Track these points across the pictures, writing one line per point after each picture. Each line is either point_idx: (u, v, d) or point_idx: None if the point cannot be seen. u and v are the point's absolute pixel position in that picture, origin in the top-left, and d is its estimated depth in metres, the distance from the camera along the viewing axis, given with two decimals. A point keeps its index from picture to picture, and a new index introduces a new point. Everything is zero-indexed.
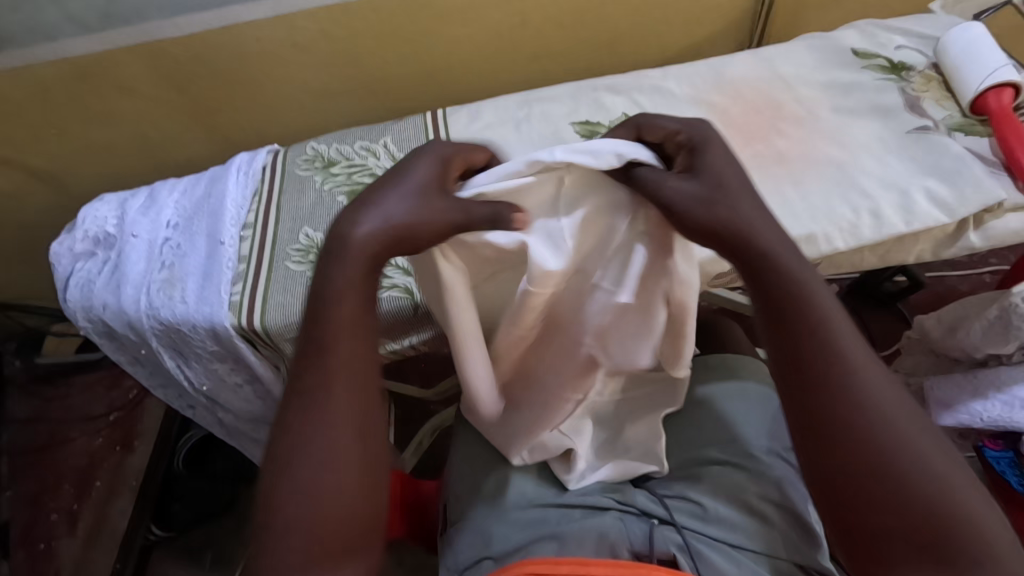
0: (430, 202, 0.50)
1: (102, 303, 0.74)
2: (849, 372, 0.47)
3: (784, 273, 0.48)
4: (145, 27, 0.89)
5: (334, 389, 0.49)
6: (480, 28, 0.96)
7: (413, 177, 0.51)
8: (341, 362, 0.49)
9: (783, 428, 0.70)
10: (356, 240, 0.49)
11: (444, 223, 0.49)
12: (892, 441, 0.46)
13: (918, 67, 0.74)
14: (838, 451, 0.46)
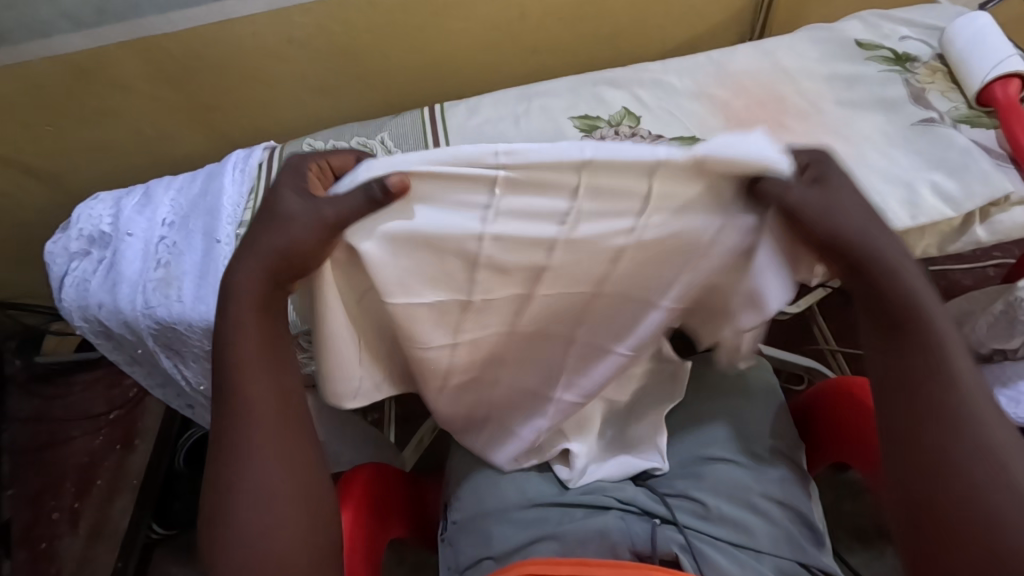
0: (300, 213, 0.49)
1: (98, 302, 0.74)
2: (957, 400, 0.47)
3: (894, 280, 0.49)
4: (139, 23, 0.88)
5: (253, 434, 0.51)
6: (479, 22, 0.95)
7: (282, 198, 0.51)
8: (256, 406, 0.51)
9: (783, 427, 0.71)
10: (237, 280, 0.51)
11: (311, 234, 0.48)
12: (987, 474, 0.46)
13: (923, 58, 0.73)
14: (923, 458, 0.48)
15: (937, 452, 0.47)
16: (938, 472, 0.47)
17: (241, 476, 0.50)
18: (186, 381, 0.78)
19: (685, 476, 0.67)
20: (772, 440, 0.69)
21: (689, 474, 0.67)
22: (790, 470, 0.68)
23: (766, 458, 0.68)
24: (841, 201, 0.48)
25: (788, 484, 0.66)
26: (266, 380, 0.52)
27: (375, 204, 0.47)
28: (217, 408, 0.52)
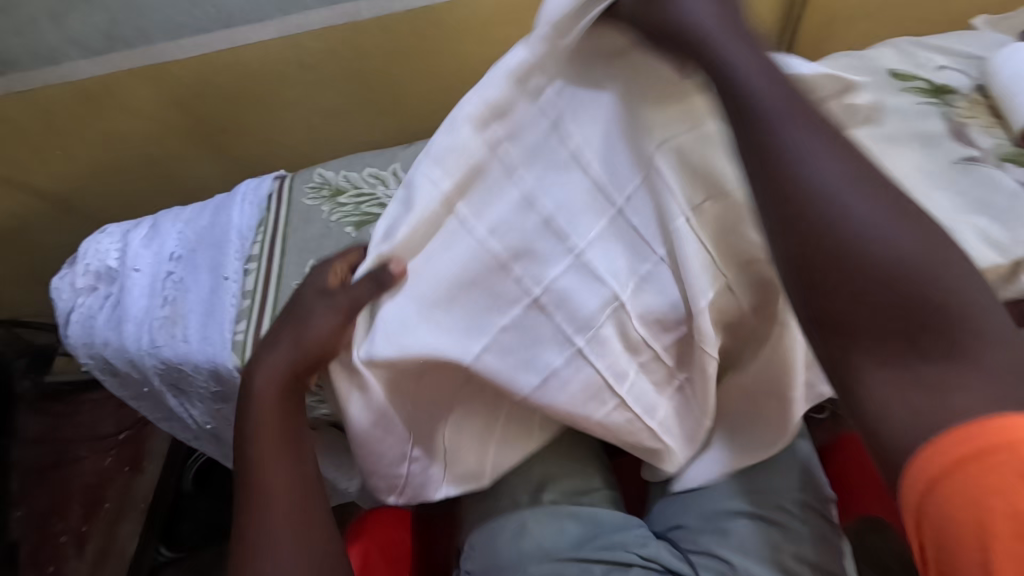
0: (312, 313, 0.57)
1: (103, 340, 0.72)
2: (805, 147, 0.41)
3: (745, 95, 0.45)
4: (149, 49, 0.87)
5: (276, 546, 0.52)
6: (495, 46, 0.92)
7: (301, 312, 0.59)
8: (281, 514, 0.53)
9: (815, 478, 0.67)
10: (258, 381, 0.57)
11: (325, 325, 0.56)
12: (865, 211, 0.39)
13: (962, 90, 0.70)
14: (789, 211, 0.41)
15: (827, 204, 0.40)
16: (822, 241, 0.39)
17: None
18: (192, 419, 0.76)
19: (710, 531, 0.63)
20: (802, 493, 0.65)
21: (715, 529, 0.63)
22: (822, 525, 0.64)
23: (796, 512, 0.64)
24: (735, 56, 0.47)
25: (821, 545, 0.62)
26: (289, 466, 0.55)
27: (382, 287, 0.55)
28: (242, 524, 0.53)
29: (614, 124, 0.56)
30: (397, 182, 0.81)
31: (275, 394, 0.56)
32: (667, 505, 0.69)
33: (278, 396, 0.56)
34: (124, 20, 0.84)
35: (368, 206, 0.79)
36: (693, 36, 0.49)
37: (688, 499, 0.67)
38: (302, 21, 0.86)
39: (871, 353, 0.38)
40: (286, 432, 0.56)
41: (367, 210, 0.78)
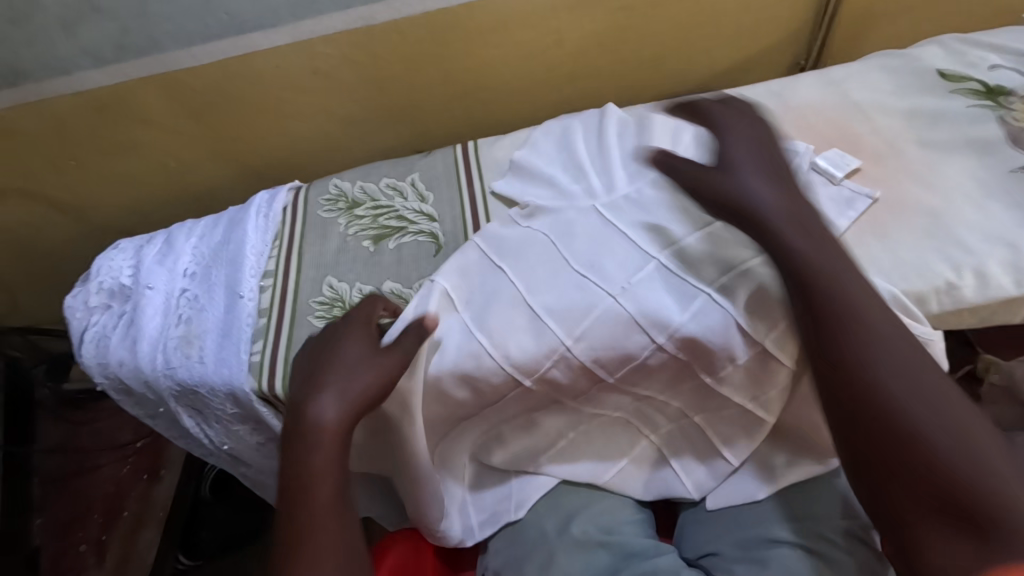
0: (366, 362, 0.59)
1: (118, 360, 0.70)
2: (872, 353, 0.49)
3: (838, 272, 0.53)
4: (162, 58, 0.85)
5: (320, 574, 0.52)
6: (514, 49, 0.89)
7: (349, 354, 0.60)
8: (326, 539, 0.53)
9: (858, 505, 0.64)
10: (317, 420, 0.57)
11: (382, 379, 0.58)
12: (927, 419, 0.47)
13: (1019, 92, 0.65)
14: (870, 440, 0.48)
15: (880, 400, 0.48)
16: (875, 425, 0.48)
17: None
18: (209, 439, 0.75)
19: (746, 561, 0.60)
20: (845, 521, 0.62)
21: (751, 559, 0.60)
22: (867, 556, 0.60)
23: (839, 542, 0.60)
24: (793, 238, 0.55)
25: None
26: (337, 502, 0.55)
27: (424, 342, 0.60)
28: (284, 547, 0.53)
29: (635, 199, 0.65)
30: (414, 193, 0.77)
31: (332, 435, 0.56)
32: (699, 530, 0.66)
33: (336, 436, 0.56)
34: (134, 29, 0.82)
35: (385, 218, 0.76)
36: (738, 207, 0.59)
37: (720, 524, 0.65)
38: (316, 26, 0.83)
39: (939, 533, 0.46)
40: (339, 472, 0.56)
41: (384, 223, 0.75)
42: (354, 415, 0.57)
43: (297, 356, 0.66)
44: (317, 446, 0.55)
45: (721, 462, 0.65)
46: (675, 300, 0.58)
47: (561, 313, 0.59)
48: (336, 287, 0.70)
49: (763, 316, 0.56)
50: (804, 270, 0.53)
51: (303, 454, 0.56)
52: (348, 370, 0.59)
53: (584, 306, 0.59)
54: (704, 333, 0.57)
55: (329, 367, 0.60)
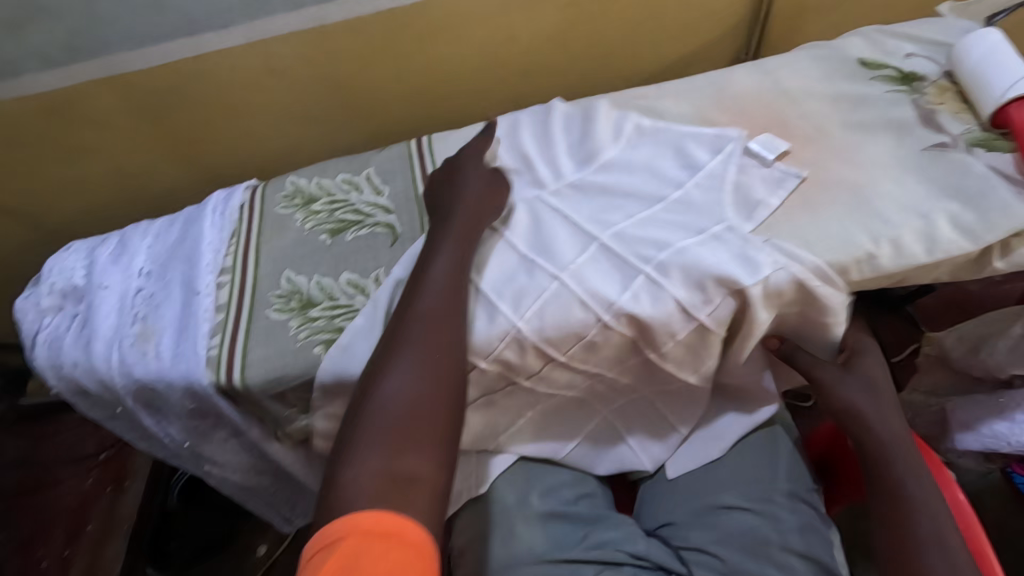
0: (489, 187, 0.68)
1: (72, 361, 0.70)
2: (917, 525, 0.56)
3: (913, 468, 0.59)
4: (112, 59, 0.84)
5: (438, 299, 0.59)
6: (466, 46, 0.91)
7: (470, 180, 0.69)
8: (448, 277, 0.61)
9: (801, 468, 0.68)
10: (456, 211, 0.66)
11: (496, 197, 0.68)
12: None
13: (931, 77, 0.71)
14: None
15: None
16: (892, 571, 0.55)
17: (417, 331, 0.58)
18: (169, 438, 0.74)
19: (699, 528, 0.63)
20: (789, 484, 0.66)
21: (704, 525, 0.63)
22: (811, 515, 0.64)
23: (784, 503, 0.64)
24: (837, 383, 0.63)
25: (808, 532, 0.62)
26: (454, 274, 0.61)
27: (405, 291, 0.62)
28: (412, 280, 0.62)
29: (579, 187, 0.69)
30: (369, 188, 0.79)
31: (465, 224, 0.65)
32: (655, 501, 0.69)
33: (466, 226, 0.64)
34: (85, 30, 0.81)
35: (342, 212, 0.77)
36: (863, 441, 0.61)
37: (675, 494, 0.68)
38: (268, 26, 0.84)
39: None
40: (462, 255, 0.63)
41: (341, 217, 0.76)
42: (481, 212, 0.66)
43: (255, 348, 0.66)
44: (449, 227, 0.64)
45: (675, 434, 0.69)
46: (615, 281, 0.60)
47: (514, 295, 0.61)
48: (294, 280, 0.72)
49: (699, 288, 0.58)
50: (863, 425, 0.61)
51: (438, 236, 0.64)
52: (475, 182, 0.69)
53: (535, 288, 0.61)
54: (645, 308, 0.58)
55: (458, 184, 0.69)
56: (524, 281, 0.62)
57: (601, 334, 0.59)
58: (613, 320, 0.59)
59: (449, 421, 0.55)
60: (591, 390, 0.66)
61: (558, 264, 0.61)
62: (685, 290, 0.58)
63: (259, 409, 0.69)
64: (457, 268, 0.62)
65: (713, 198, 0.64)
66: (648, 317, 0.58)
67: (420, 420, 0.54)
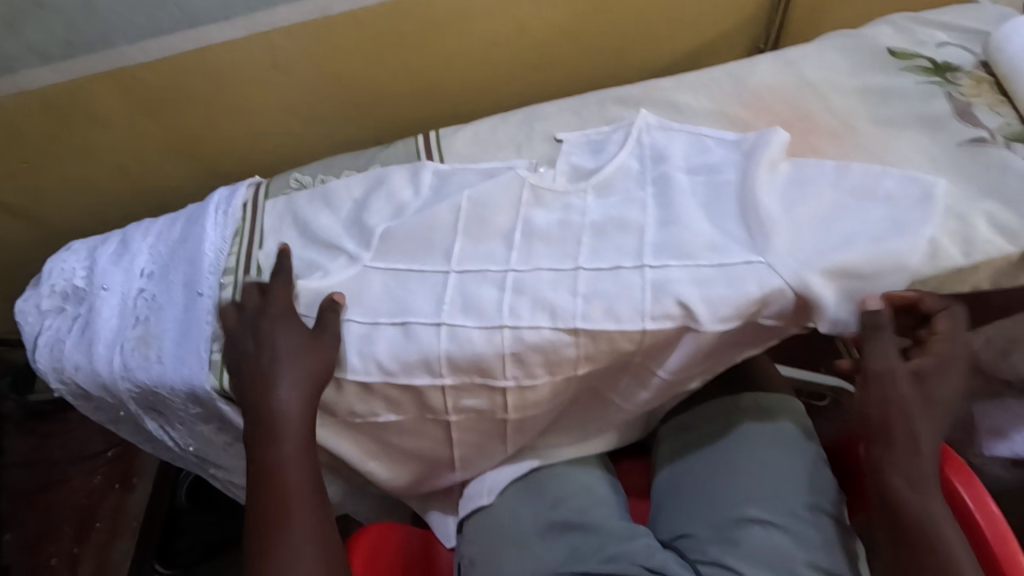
0: (309, 348, 0.61)
1: (74, 365, 0.68)
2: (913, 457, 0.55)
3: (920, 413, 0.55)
4: (111, 53, 0.82)
5: (300, 542, 0.57)
6: (475, 38, 0.88)
7: (282, 341, 0.62)
8: (303, 509, 0.59)
9: (824, 478, 0.65)
10: (278, 404, 0.59)
11: (322, 362, 0.61)
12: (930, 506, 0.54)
13: (966, 68, 0.67)
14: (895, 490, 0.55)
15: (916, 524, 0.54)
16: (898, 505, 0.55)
17: None
18: (173, 442, 0.73)
19: (719, 542, 0.61)
20: (811, 495, 0.63)
21: (723, 538, 0.61)
22: (832, 530, 0.62)
23: (806, 517, 0.61)
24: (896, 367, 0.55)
25: (831, 548, 0.60)
26: (311, 499, 0.59)
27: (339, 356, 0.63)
28: (262, 517, 0.58)
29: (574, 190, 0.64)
30: (358, 184, 0.75)
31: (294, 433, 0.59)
32: (672, 511, 0.67)
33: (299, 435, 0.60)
34: (82, 24, 0.79)
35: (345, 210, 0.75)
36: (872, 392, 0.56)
37: (695, 505, 0.65)
38: (271, 18, 0.82)
39: None
40: (307, 467, 0.60)
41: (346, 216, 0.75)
42: (305, 409, 0.60)
43: None
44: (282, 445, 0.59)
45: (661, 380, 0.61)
46: (564, 300, 0.59)
47: (394, 352, 0.61)
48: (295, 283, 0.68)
49: (617, 280, 0.58)
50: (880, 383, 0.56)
51: (274, 452, 0.59)
52: (289, 362, 0.60)
53: (425, 343, 0.60)
54: (554, 300, 0.59)
55: (273, 356, 0.61)
56: (403, 338, 0.61)
57: (523, 344, 0.59)
58: (532, 326, 0.58)
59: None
60: (599, 375, 0.63)
61: (430, 312, 0.61)
62: (587, 296, 0.58)
63: None
64: (303, 477, 0.59)
65: (712, 202, 0.61)
66: (562, 314, 0.58)
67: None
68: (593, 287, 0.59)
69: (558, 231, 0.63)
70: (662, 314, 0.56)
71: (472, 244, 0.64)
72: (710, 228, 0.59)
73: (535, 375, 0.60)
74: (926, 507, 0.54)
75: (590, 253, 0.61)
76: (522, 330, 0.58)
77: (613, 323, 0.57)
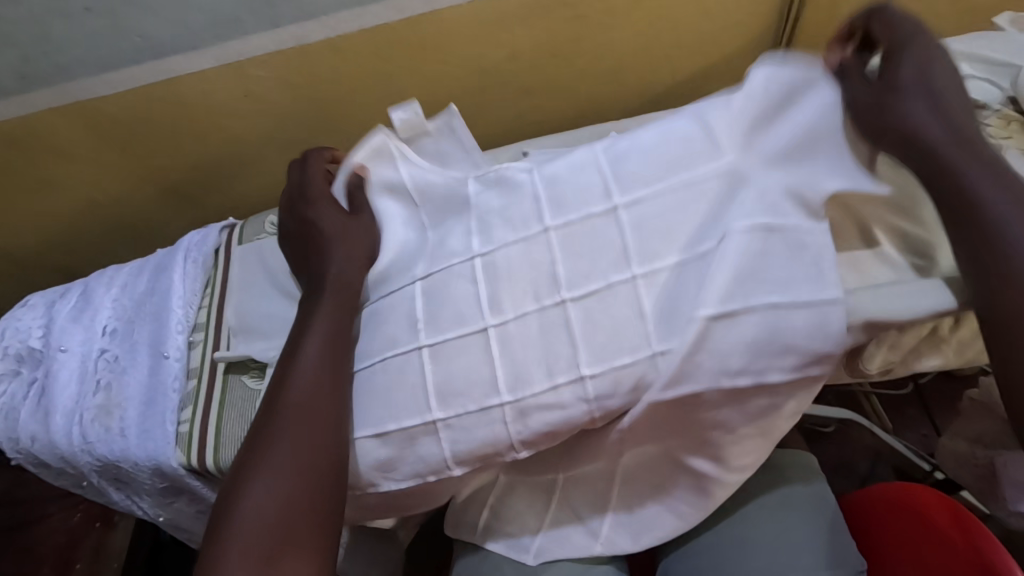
0: (354, 229, 0.59)
1: (30, 435, 0.63)
2: (951, 154, 0.47)
3: (936, 118, 0.48)
4: (73, 86, 0.76)
5: (302, 391, 0.52)
6: (465, 66, 0.83)
7: (329, 220, 0.59)
8: (314, 356, 0.53)
9: (847, 550, 0.60)
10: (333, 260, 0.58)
11: (363, 241, 0.59)
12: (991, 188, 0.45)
13: (994, 104, 0.62)
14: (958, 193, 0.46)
15: (973, 193, 0.45)
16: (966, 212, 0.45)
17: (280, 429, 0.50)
18: (143, 511, 0.68)
19: None
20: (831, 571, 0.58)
21: None
22: None
23: None
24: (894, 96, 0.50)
25: None
26: (330, 352, 0.54)
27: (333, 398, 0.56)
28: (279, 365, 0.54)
29: None
30: None
31: (344, 295, 0.57)
32: None
33: (349, 296, 0.57)
34: (36, 56, 0.73)
35: None
36: (896, 122, 0.49)
37: None
38: (242, 47, 0.76)
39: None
40: (339, 322, 0.55)
41: None
42: (361, 277, 0.58)
43: (229, 426, 0.60)
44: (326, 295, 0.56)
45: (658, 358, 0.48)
46: None
47: None
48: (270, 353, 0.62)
49: None
50: (888, 107, 0.50)
51: (315, 303, 0.56)
52: (344, 239, 0.59)
53: None
54: None
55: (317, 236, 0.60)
56: (385, 375, 0.54)
57: None
58: None
59: (334, 505, 0.50)
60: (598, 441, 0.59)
61: None
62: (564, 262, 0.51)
63: None
64: (336, 334, 0.54)
65: None
66: None
67: (303, 514, 0.48)
68: (567, 245, 0.51)
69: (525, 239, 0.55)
70: (648, 256, 0.50)
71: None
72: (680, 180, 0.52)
73: (531, 382, 0.50)
74: (981, 171, 0.46)
75: (551, 208, 0.52)
76: (509, 327, 0.51)
77: (598, 280, 0.50)
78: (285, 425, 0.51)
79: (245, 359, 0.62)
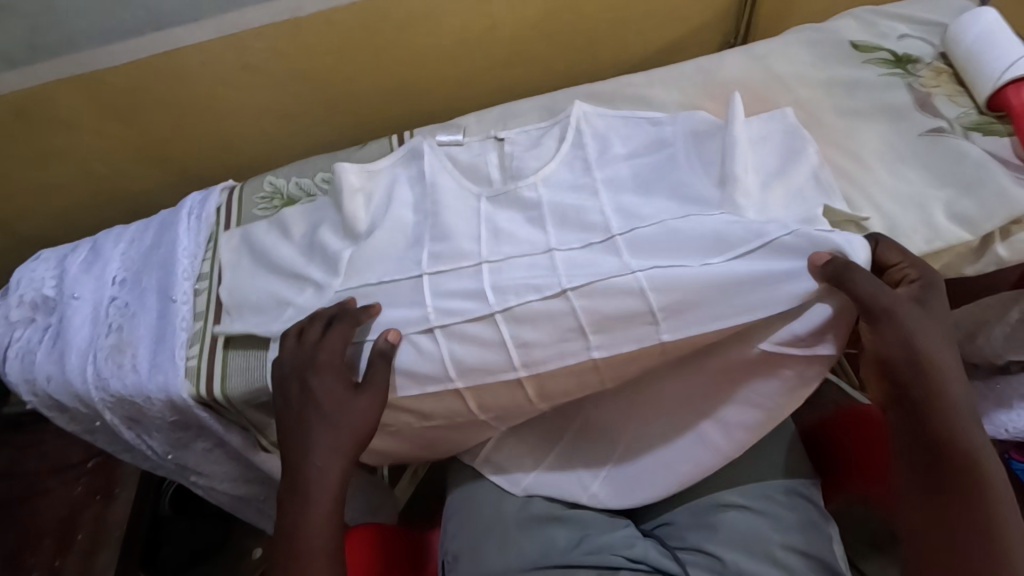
0: (349, 402, 0.58)
1: (46, 375, 0.67)
2: (938, 375, 0.49)
3: (934, 340, 0.50)
4: (77, 57, 0.81)
5: (325, 464, 0.57)
6: (450, 38, 0.88)
7: (324, 358, 0.59)
8: (331, 438, 0.58)
9: (799, 463, 0.67)
10: (324, 363, 0.59)
11: (366, 422, 0.59)
12: (960, 413, 0.49)
13: (926, 59, 0.70)
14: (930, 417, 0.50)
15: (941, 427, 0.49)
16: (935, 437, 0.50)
17: (303, 498, 0.57)
18: (152, 450, 0.72)
19: (697, 527, 0.61)
20: (787, 479, 0.65)
21: (702, 525, 0.61)
22: (809, 513, 0.63)
23: (782, 500, 0.63)
24: (904, 311, 0.50)
25: (808, 528, 0.61)
26: (344, 434, 0.58)
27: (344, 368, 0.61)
28: (290, 436, 0.59)
29: (548, 182, 0.67)
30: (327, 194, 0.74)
31: (329, 489, 0.57)
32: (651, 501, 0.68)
33: (332, 495, 0.57)
34: (46, 27, 0.77)
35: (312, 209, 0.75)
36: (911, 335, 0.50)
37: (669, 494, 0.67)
38: (240, 19, 0.81)
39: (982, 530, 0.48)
40: (354, 416, 0.58)
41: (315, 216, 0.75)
42: (344, 468, 0.58)
43: (234, 359, 0.65)
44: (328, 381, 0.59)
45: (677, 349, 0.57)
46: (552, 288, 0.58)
47: None
48: (273, 294, 0.67)
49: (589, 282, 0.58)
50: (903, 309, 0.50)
51: (318, 385, 0.59)
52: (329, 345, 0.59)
53: (408, 351, 0.60)
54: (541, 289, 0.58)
55: (308, 368, 0.59)
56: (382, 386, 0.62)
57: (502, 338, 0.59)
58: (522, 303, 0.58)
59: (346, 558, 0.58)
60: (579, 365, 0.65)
61: (417, 318, 0.60)
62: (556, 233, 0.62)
63: (243, 419, 0.67)
64: (348, 423, 0.58)
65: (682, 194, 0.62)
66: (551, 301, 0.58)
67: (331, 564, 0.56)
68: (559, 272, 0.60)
69: (517, 233, 0.63)
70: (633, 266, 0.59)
71: (444, 243, 0.63)
72: (662, 197, 0.62)
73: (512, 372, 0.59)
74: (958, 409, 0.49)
75: (555, 240, 0.62)
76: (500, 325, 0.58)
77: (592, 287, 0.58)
78: (312, 494, 0.57)
79: (246, 334, 0.65)
